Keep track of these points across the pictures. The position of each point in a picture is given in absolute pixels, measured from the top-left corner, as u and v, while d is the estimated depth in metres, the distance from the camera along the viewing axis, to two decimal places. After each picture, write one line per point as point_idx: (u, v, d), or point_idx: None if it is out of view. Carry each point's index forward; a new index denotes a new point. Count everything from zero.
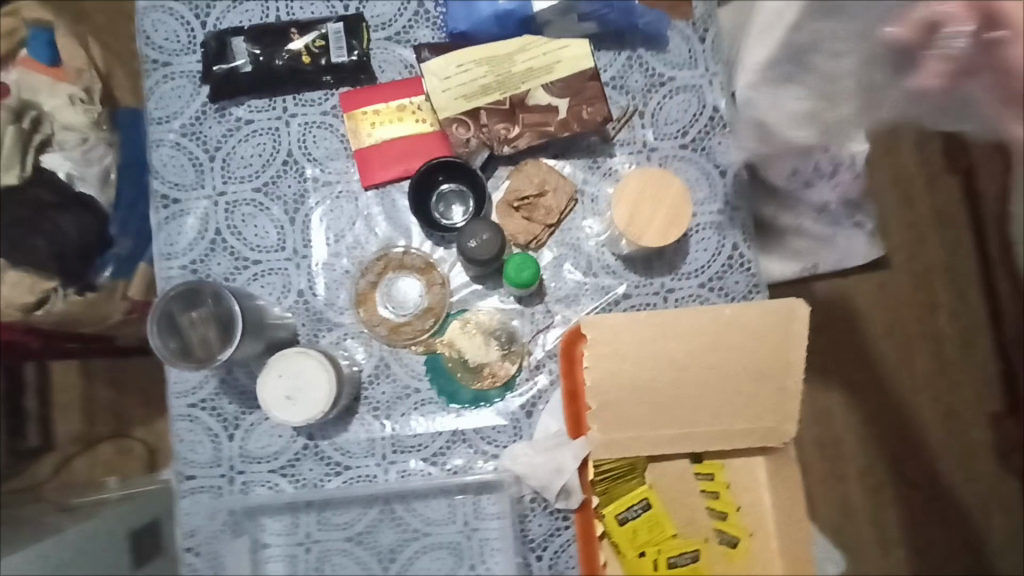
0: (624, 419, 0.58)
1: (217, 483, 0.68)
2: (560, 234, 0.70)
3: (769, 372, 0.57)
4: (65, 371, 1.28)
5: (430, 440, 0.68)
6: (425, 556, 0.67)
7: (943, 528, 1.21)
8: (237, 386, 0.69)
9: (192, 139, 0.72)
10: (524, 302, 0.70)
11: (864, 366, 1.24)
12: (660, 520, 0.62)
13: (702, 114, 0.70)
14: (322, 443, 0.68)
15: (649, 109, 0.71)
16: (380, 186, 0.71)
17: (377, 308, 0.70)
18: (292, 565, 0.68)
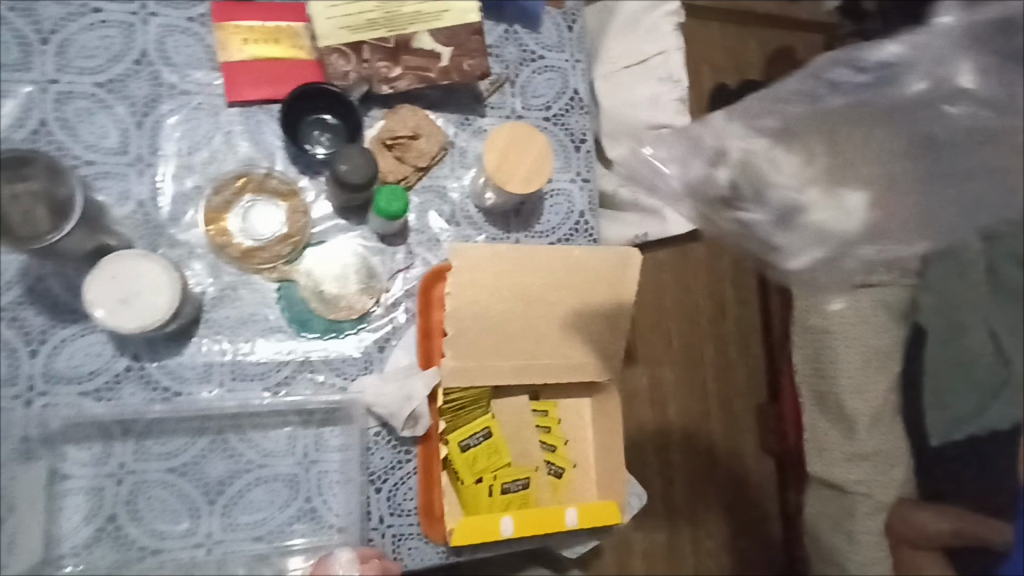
0: (476, 347, 0.62)
1: (10, 404, 0.59)
2: (427, 181, 0.73)
3: (605, 313, 0.66)
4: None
5: (276, 369, 0.66)
6: (257, 489, 0.64)
7: (713, 493, 1.56)
8: (46, 296, 0.60)
9: (20, 15, 0.63)
10: (386, 241, 0.71)
11: (667, 360, 1.56)
12: (498, 448, 0.67)
13: (565, 91, 0.79)
14: (148, 365, 0.63)
15: (520, 79, 0.77)
16: (246, 105, 0.68)
17: (228, 229, 0.66)
18: (96, 499, 0.60)
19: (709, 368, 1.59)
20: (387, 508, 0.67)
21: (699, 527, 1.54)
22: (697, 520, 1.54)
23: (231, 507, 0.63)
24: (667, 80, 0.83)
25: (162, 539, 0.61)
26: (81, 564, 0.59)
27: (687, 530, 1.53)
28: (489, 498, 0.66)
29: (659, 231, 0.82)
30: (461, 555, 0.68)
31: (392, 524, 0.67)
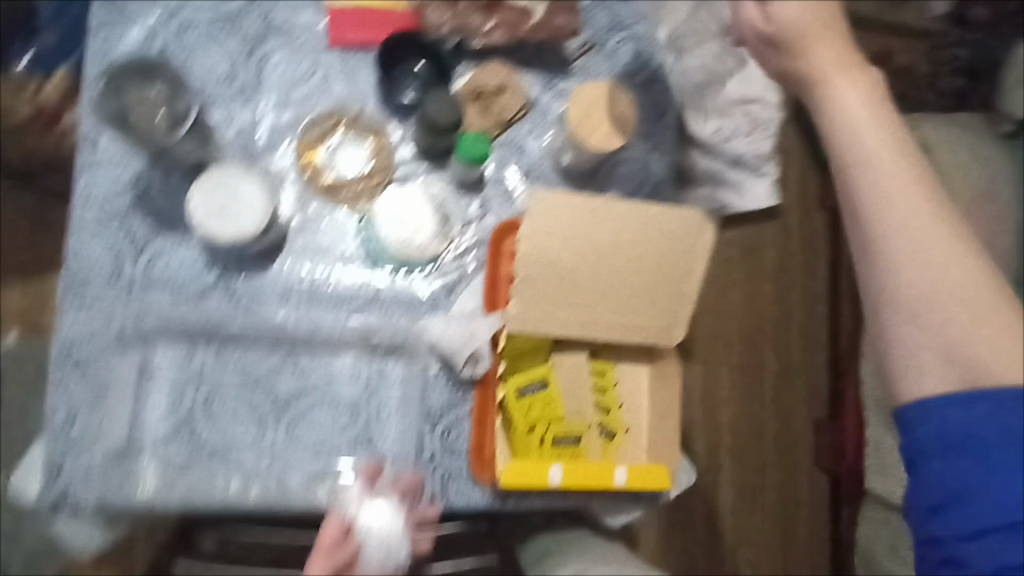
0: (543, 295, 0.63)
1: (111, 300, 0.64)
2: (508, 136, 0.74)
3: (673, 275, 0.65)
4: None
5: (348, 299, 0.69)
6: (320, 410, 0.67)
7: (760, 503, 1.52)
8: (153, 208, 0.66)
9: None
10: (465, 190, 0.73)
11: (723, 361, 1.54)
12: (553, 399, 0.68)
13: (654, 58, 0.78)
14: (234, 281, 0.67)
15: (609, 44, 0.78)
16: (345, 48, 0.71)
17: (318, 163, 0.70)
18: (176, 399, 0.64)
19: (767, 375, 1.56)
20: (440, 445, 0.68)
21: (742, 537, 1.51)
22: (739, 528, 1.51)
23: (295, 423, 0.67)
24: None
25: (231, 444, 0.65)
26: (157, 456, 0.63)
27: (729, 537, 1.50)
28: (538, 447, 0.67)
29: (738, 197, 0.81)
30: (507, 503, 0.69)
31: (444, 462, 0.68)
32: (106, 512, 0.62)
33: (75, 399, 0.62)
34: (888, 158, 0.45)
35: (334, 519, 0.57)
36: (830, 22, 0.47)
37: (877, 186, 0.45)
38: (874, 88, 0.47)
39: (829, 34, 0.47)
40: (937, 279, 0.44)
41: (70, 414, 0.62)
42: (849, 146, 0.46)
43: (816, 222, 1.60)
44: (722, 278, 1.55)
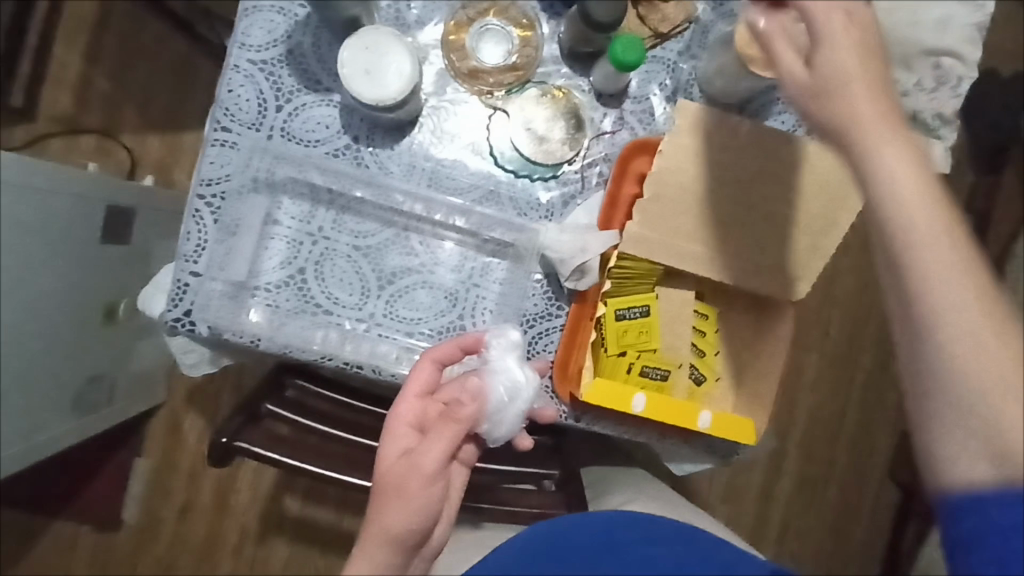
0: (668, 219, 0.60)
1: (251, 144, 0.66)
2: (660, 51, 0.70)
3: (813, 225, 0.60)
4: (77, 26, 1.27)
5: (467, 190, 0.69)
6: (421, 291, 0.69)
7: (818, 501, 1.46)
8: (302, 63, 0.67)
9: None
10: (602, 100, 0.70)
11: (815, 348, 1.47)
12: (651, 330, 0.66)
13: None
14: (364, 150, 0.68)
15: None
16: None
17: (463, 45, 0.68)
18: (293, 251, 0.67)
19: (858, 373, 1.47)
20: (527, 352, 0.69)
21: (790, 529, 1.46)
22: (789, 520, 1.46)
23: (395, 298, 0.68)
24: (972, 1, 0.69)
25: (334, 304, 0.68)
26: (268, 300, 0.67)
27: (777, 526, 1.46)
28: (625, 373, 0.66)
29: None
30: (580, 421, 0.68)
31: None
32: (217, 340, 0.67)
33: (204, 231, 0.66)
34: (938, 235, 0.41)
35: (414, 380, 0.57)
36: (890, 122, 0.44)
37: (928, 272, 0.41)
38: (914, 147, 0.44)
39: (882, 121, 0.44)
40: (987, 351, 0.40)
41: (198, 244, 0.66)
42: (904, 224, 0.42)
43: None
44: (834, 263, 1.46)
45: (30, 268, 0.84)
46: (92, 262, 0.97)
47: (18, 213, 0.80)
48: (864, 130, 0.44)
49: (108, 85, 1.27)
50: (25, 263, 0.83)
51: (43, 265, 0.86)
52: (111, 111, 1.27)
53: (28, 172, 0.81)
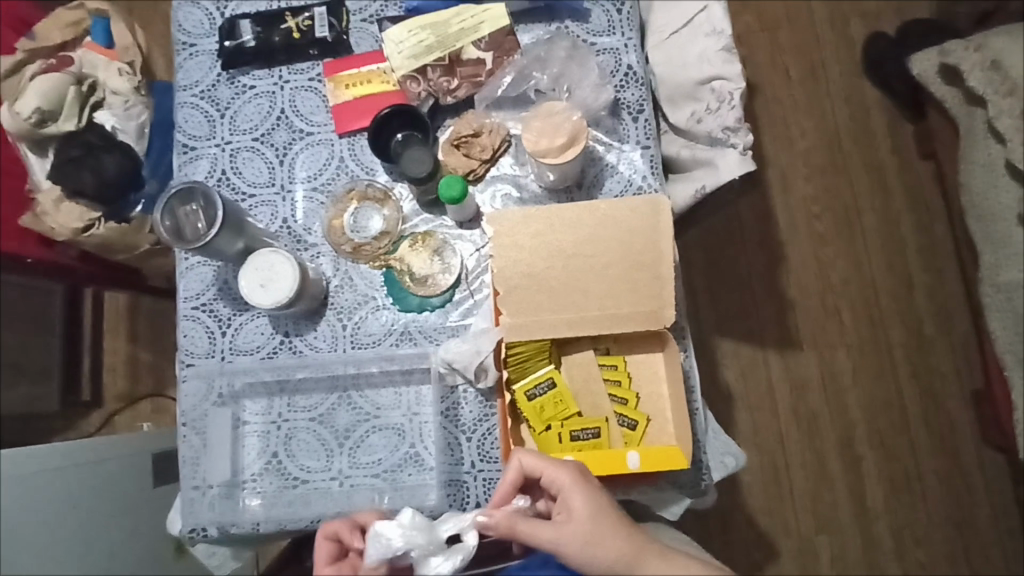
0: (527, 306, 0.69)
1: (211, 368, 0.82)
2: (495, 172, 0.83)
3: (644, 259, 0.69)
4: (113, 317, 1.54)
5: (383, 338, 0.81)
6: (374, 435, 0.79)
7: (920, 497, 1.35)
8: (231, 292, 0.84)
9: (207, 100, 0.90)
10: (465, 227, 0.83)
11: (839, 343, 1.42)
12: (563, 398, 0.73)
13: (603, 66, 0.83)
14: (295, 339, 0.82)
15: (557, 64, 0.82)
16: (353, 134, 0.87)
17: (342, 231, 0.84)
18: (265, 439, 0.80)
19: (897, 352, 1.41)
20: (477, 456, 0.77)
21: (906, 538, 1.34)
22: (900, 529, 1.35)
23: (355, 449, 0.79)
24: (713, 33, 0.84)
25: (308, 473, 0.79)
26: (256, 488, 0.79)
27: (890, 540, 1.34)
28: (559, 444, 0.72)
29: (714, 180, 0.79)
30: None
31: (482, 468, 0.77)
32: (227, 535, 0.78)
33: (193, 451, 0.80)
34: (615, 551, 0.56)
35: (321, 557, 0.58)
36: (612, 517, 0.57)
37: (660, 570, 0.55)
38: (594, 511, 0.57)
39: (606, 522, 0.57)
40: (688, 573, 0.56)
41: (191, 463, 0.80)
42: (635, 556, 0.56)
43: (920, 173, 1.47)
44: (820, 256, 1.45)
45: (72, 537, 0.99)
46: (148, 511, 1.11)
47: (46, 495, 0.96)
48: (610, 544, 0.56)
49: (148, 355, 1.52)
50: (63, 536, 0.97)
51: (86, 533, 1.00)
52: (155, 376, 1.52)
53: (54, 458, 0.98)
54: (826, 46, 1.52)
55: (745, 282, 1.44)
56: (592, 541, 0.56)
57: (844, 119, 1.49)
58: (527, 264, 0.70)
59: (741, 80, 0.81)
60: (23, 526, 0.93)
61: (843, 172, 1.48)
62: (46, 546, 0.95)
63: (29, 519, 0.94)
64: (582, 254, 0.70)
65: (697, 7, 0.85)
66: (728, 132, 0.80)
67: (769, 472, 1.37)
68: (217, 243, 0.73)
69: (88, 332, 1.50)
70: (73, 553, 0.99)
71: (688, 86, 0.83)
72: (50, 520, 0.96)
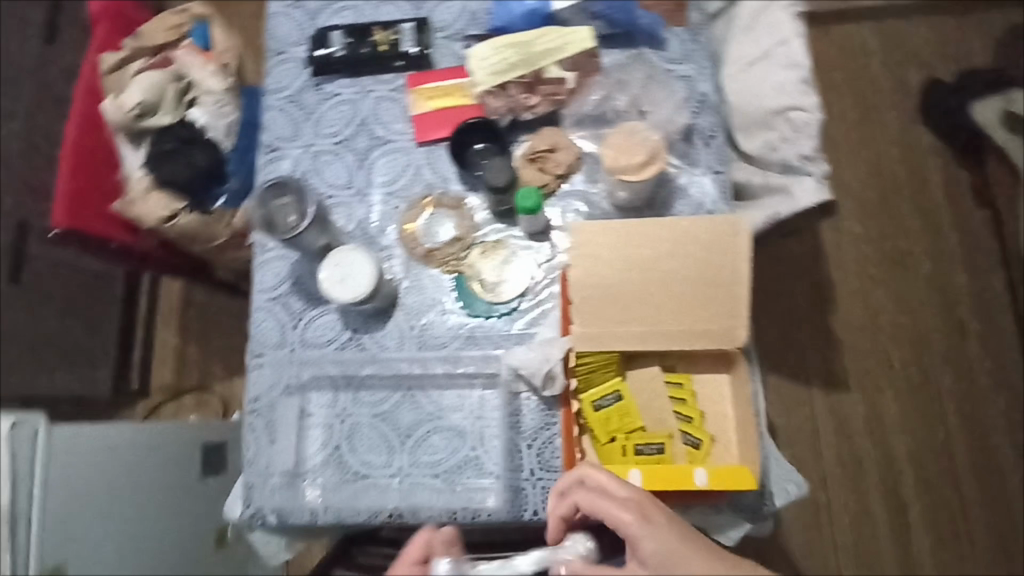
0: (600, 317, 0.71)
1: (281, 359, 0.84)
2: (567, 187, 0.86)
3: (720, 278, 0.70)
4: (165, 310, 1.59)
5: (449, 341, 0.83)
6: (435, 436, 0.80)
7: (967, 549, 1.32)
8: (304, 287, 0.86)
9: (293, 105, 0.94)
10: (536, 239, 0.85)
11: (886, 385, 1.40)
12: (629, 411, 0.74)
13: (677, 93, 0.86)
14: (363, 336, 0.84)
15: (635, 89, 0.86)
16: (430, 144, 0.90)
17: (416, 236, 0.87)
18: (328, 432, 0.82)
19: (946, 398, 1.39)
20: (536, 463, 0.78)
21: None
22: None
23: (416, 448, 0.80)
24: (791, 66, 0.86)
25: (369, 469, 0.80)
26: (316, 479, 0.80)
27: None
28: (622, 456, 0.72)
29: (790, 206, 0.82)
30: None
31: (541, 476, 0.77)
32: (286, 524, 0.80)
33: (258, 438, 0.82)
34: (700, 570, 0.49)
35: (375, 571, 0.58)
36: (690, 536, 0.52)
37: None
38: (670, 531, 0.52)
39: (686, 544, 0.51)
40: None
41: (255, 450, 0.82)
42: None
43: (974, 220, 1.46)
44: (869, 296, 1.45)
45: (123, 520, 0.98)
46: (195, 499, 1.12)
47: (105, 481, 0.95)
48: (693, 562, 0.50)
49: (199, 348, 1.56)
50: (122, 515, 0.98)
51: (142, 511, 1.02)
52: (202, 369, 1.55)
53: (119, 439, 0.98)
54: (882, 89, 1.54)
55: (790, 317, 1.44)
56: (669, 558, 0.50)
57: (898, 161, 1.50)
58: (603, 276, 0.71)
59: (819, 111, 0.84)
60: (81, 509, 0.91)
61: (894, 214, 1.48)
62: (99, 528, 0.94)
63: (89, 499, 0.93)
64: (657, 269, 0.71)
65: (775, 40, 0.87)
66: (806, 161, 0.83)
67: (809, 512, 1.35)
68: (306, 237, 0.83)
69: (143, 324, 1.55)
70: (126, 536, 0.99)
71: (762, 116, 0.85)
72: (107, 500, 0.95)
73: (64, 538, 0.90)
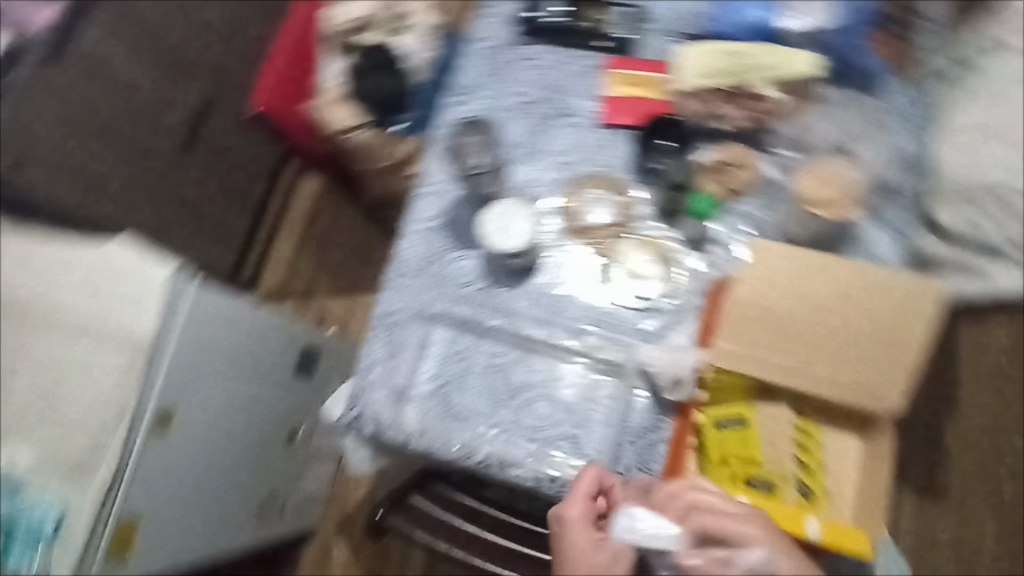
0: (753, 340, 0.69)
1: (416, 288, 0.87)
2: (741, 205, 0.84)
3: (892, 338, 0.67)
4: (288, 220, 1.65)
5: (580, 320, 0.83)
6: (542, 403, 0.81)
7: None
8: (456, 228, 0.88)
9: (490, 59, 0.96)
10: (694, 247, 0.83)
11: (988, 515, 1.29)
12: (750, 440, 0.71)
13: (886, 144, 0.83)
14: (498, 290, 0.86)
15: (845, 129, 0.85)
16: (612, 127, 0.90)
17: (575, 211, 0.87)
18: (441, 368, 0.84)
19: None
20: (635, 461, 0.77)
21: None
22: None
23: (520, 408, 0.81)
24: None
25: (470, 414, 0.82)
26: (420, 408, 0.83)
27: None
28: (730, 481, 0.71)
29: None
30: None
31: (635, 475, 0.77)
32: (380, 438, 0.84)
33: (377, 353, 0.86)
34: None
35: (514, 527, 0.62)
36: None
37: None
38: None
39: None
40: None
41: (372, 363, 0.86)
42: None
43: None
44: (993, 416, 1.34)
45: (220, 390, 0.98)
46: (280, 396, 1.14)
47: (222, 348, 0.96)
48: None
49: (310, 259, 1.57)
50: (221, 386, 0.98)
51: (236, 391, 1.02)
52: (308, 282, 1.57)
53: (241, 313, 0.99)
54: None
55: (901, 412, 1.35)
56: None
57: None
58: (769, 301, 0.69)
59: None
60: (196, 365, 0.92)
61: None
62: (206, 387, 0.95)
63: (209, 356, 0.94)
64: (828, 310, 0.69)
65: None
66: None
67: None
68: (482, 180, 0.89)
69: (270, 215, 1.56)
70: (218, 409, 0.99)
71: None
72: (220, 366, 0.97)
73: (181, 385, 0.90)
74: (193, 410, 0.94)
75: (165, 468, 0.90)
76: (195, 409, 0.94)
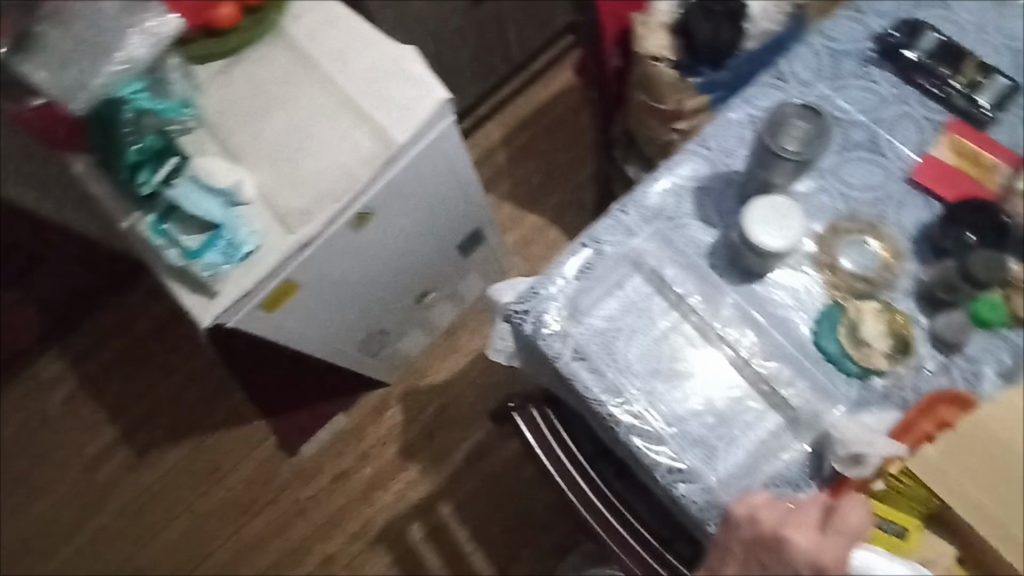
0: (971, 462, 0.66)
1: (636, 231, 0.81)
2: (1011, 333, 0.77)
3: None
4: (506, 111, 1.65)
5: (780, 350, 0.77)
6: (700, 404, 0.75)
7: None
8: (706, 197, 0.82)
9: (829, 59, 0.86)
10: (936, 346, 0.76)
11: None
12: (898, 549, 0.69)
13: None
14: (714, 275, 0.79)
15: None
16: (916, 187, 0.81)
17: (836, 245, 0.79)
18: (619, 318, 0.78)
19: None
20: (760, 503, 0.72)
21: None
22: None
23: (676, 398, 0.75)
24: None
25: (626, 377, 0.76)
26: (578, 343, 0.77)
27: None
28: None
29: None
30: None
31: None
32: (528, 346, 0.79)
33: (567, 272, 0.80)
34: None
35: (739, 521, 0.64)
36: None
37: None
38: None
39: None
40: None
41: (557, 278, 0.80)
42: None
43: None
44: None
45: (405, 220, 1.02)
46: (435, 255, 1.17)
47: (429, 186, 1.00)
48: None
49: (509, 154, 1.57)
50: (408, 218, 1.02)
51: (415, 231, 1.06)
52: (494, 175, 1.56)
53: (458, 167, 1.02)
54: None
55: None
56: None
57: None
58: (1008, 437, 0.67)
59: None
60: (406, 188, 0.96)
61: None
62: (402, 212, 0.99)
63: (418, 187, 0.98)
64: None
65: None
66: None
67: None
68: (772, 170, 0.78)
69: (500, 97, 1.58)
70: (398, 237, 1.04)
71: None
72: (418, 199, 1.00)
73: (391, 196, 0.94)
74: (381, 225, 0.98)
75: (339, 257, 0.96)
76: (384, 221, 0.98)
